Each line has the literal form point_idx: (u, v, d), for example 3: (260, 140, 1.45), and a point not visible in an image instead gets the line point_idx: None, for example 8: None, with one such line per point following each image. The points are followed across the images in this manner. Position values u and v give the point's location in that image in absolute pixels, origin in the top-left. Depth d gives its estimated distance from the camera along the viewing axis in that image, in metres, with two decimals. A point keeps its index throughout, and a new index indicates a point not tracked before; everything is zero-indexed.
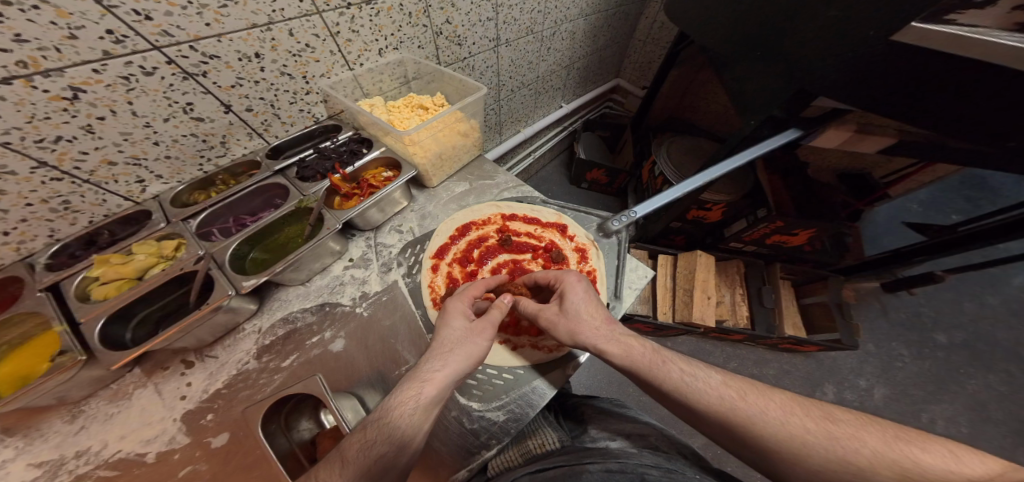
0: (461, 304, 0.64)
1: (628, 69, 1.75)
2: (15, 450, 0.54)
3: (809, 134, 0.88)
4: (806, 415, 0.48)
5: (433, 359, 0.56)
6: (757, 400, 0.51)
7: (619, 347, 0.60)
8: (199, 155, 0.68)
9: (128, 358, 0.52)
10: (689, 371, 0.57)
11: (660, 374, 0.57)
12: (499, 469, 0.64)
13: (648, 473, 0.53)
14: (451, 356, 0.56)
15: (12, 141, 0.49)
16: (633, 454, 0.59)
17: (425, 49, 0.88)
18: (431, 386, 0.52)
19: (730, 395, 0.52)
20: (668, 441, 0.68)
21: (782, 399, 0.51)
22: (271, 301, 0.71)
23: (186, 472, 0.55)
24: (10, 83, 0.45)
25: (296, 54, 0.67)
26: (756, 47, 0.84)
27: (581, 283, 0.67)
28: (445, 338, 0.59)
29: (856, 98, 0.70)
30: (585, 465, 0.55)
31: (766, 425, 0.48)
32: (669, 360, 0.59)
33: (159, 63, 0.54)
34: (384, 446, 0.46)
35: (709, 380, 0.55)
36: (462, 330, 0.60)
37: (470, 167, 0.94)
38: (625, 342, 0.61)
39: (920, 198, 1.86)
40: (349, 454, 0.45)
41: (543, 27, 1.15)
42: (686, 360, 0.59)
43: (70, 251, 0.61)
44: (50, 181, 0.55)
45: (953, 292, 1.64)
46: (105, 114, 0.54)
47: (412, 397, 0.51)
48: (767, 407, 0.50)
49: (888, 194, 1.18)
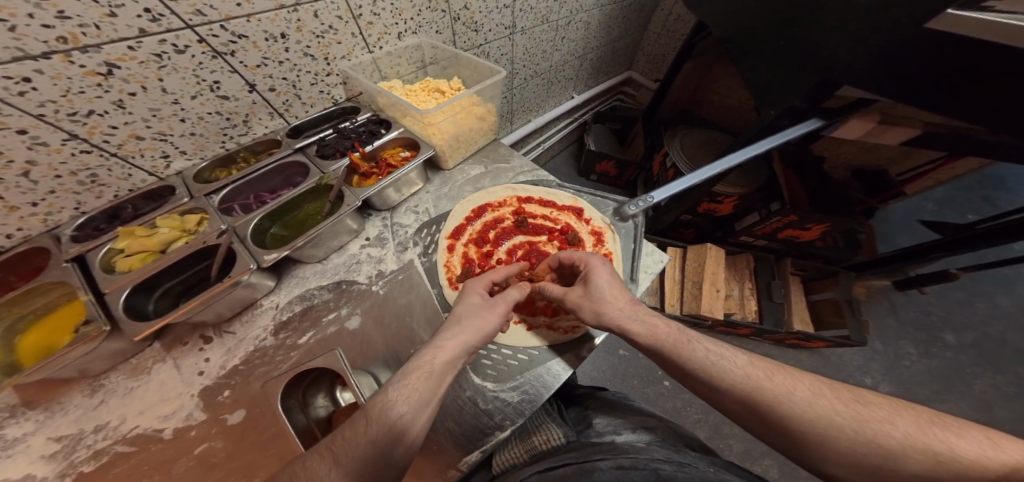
0: (479, 285, 0.64)
1: (641, 62, 1.77)
2: (36, 423, 0.55)
3: (830, 125, 0.88)
4: (835, 399, 0.47)
5: (444, 330, 0.56)
6: (785, 380, 0.50)
7: (643, 327, 0.59)
8: (222, 133, 0.70)
9: (152, 329, 0.53)
10: (716, 350, 0.56)
11: (690, 355, 0.56)
12: (504, 468, 0.63)
13: (663, 469, 0.49)
14: (460, 327, 0.56)
15: (46, 114, 0.49)
16: (644, 448, 0.55)
17: (442, 35, 0.90)
18: (443, 353, 0.52)
19: (757, 375, 0.52)
20: (678, 435, 0.66)
21: (811, 382, 0.50)
22: (289, 277, 0.71)
23: (202, 450, 0.55)
24: (50, 58, 0.46)
25: (320, 36, 0.68)
26: (778, 32, 0.84)
27: (606, 267, 0.66)
28: (458, 309, 0.59)
29: (882, 84, 0.70)
30: (594, 462, 0.51)
31: (798, 403, 0.48)
32: (694, 339, 0.58)
33: (191, 41, 0.55)
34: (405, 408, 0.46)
35: (736, 361, 0.54)
36: (475, 305, 0.60)
37: (485, 151, 0.94)
38: (652, 323, 0.60)
39: (935, 197, 1.83)
40: (371, 413, 0.45)
41: (558, 16, 1.16)
42: (710, 339, 0.58)
43: (95, 224, 0.62)
44: (80, 153, 0.56)
45: (963, 291, 1.60)
46: (136, 90, 0.55)
47: (427, 362, 0.51)
48: (797, 387, 0.49)
49: (903, 191, 1.15)
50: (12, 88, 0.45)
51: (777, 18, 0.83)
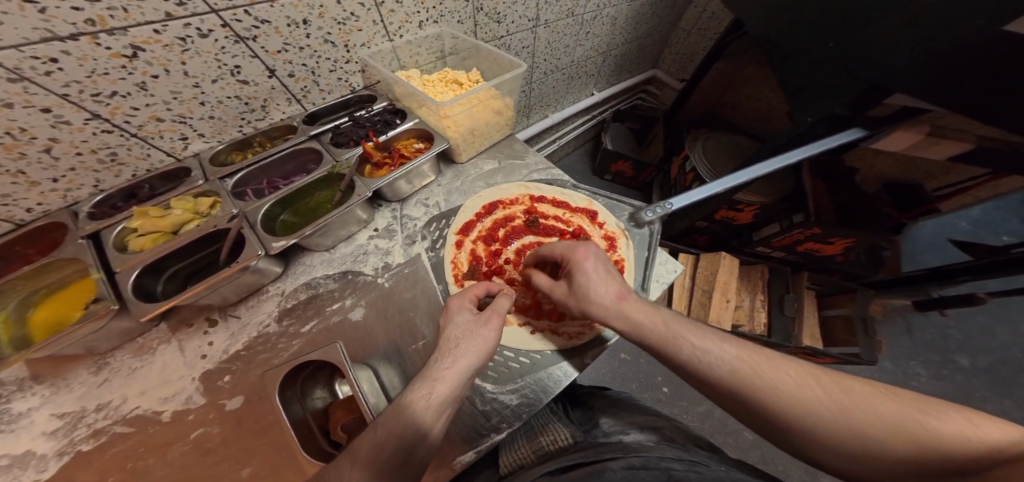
0: (463, 301, 0.59)
1: (667, 60, 1.76)
2: (42, 398, 0.55)
3: (875, 134, 0.84)
4: (821, 389, 0.44)
5: (441, 357, 0.51)
6: (772, 372, 0.47)
7: (627, 324, 0.56)
8: (240, 117, 0.71)
9: (158, 311, 0.52)
10: (704, 343, 0.52)
11: (674, 352, 0.53)
12: (511, 469, 0.59)
13: (674, 468, 0.45)
14: (458, 351, 0.52)
15: (71, 94, 0.51)
16: (653, 447, 0.52)
17: (464, 25, 0.90)
18: (443, 385, 0.48)
19: (745, 368, 0.48)
20: (686, 435, 0.62)
21: (796, 371, 0.47)
22: (295, 265, 0.71)
23: (198, 434, 0.54)
24: (78, 39, 0.47)
25: (341, 22, 0.69)
26: (823, 25, 0.80)
27: (592, 260, 0.60)
28: (450, 334, 0.54)
29: (936, 81, 0.66)
30: (605, 462, 0.48)
31: (788, 398, 0.45)
32: (679, 335, 0.54)
33: (215, 26, 0.56)
34: (396, 448, 0.42)
35: (722, 355, 0.50)
36: (468, 324, 0.55)
37: (500, 145, 0.93)
38: (636, 317, 0.56)
39: (971, 216, 1.72)
40: (359, 454, 0.41)
41: (584, 10, 1.16)
42: (696, 333, 0.53)
43: (112, 203, 0.63)
44: (101, 132, 0.57)
45: (987, 316, 1.48)
46: (159, 73, 0.56)
47: (423, 397, 0.47)
48: (784, 379, 0.46)
49: (937, 209, 1.09)
50: (39, 67, 0.47)
51: (820, 12, 0.79)
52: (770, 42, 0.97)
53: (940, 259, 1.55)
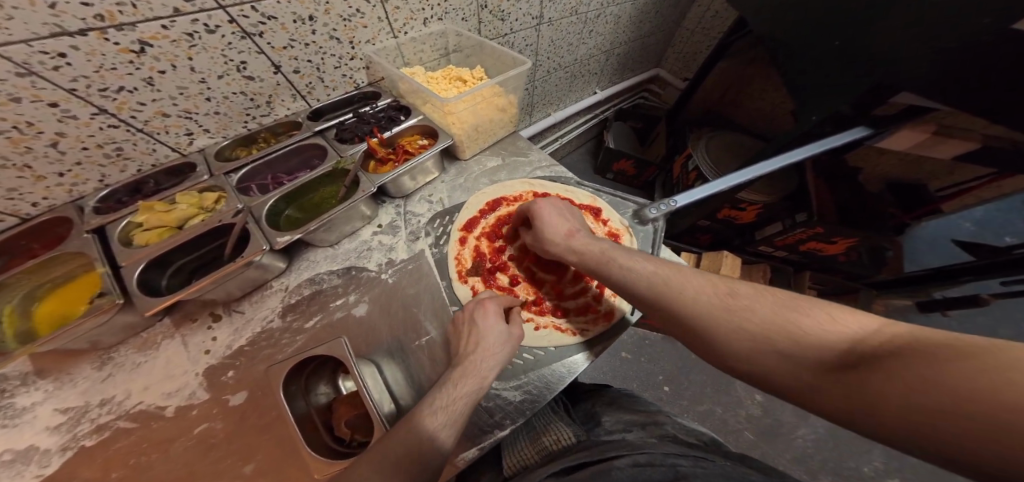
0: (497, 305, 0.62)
1: (671, 59, 1.76)
2: (46, 392, 0.55)
3: (880, 133, 0.84)
4: (722, 296, 0.50)
5: (480, 359, 0.53)
6: (678, 283, 0.54)
7: (574, 255, 0.65)
8: (245, 113, 0.71)
9: (163, 305, 0.52)
10: (629, 264, 0.60)
11: (605, 271, 0.61)
12: (515, 470, 0.59)
13: (679, 464, 0.45)
14: (495, 360, 0.54)
15: (78, 88, 0.51)
16: (658, 444, 0.52)
17: (468, 22, 0.91)
18: (480, 389, 0.51)
19: (657, 280, 0.56)
20: (688, 431, 0.62)
21: (702, 283, 0.53)
22: (299, 261, 0.71)
23: (201, 429, 0.54)
24: (86, 35, 0.47)
25: (347, 19, 0.69)
26: (828, 23, 0.80)
27: (548, 207, 0.70)
28: (491, 342, 0.56)
29: (941, 79, 0.66)
30: (611, 461, 0.47)
31: (695, 304, 0.50)
32: (611, 258, 0.62)
33: (222, 22, 0.56)
34: (431, 449, 0.44)
35: (643, 270, 0.58)
36: (504, 335, 0.58)
37: (504, 142, 0.93)
38: (580, 249, 0.65)
39: (974, 216, 1.72)
40: (394, 454, 0.43)
41: (588, 9, 1.16)
42: (625, 257, 0.61)
43: (117, 197, 0.64)
44: (108, 127, 0.57)
45: (990, 317, 1.47)
46: (166, 68, 0.56)
47: (461, 399, 0.49)
48: (693, 290, 0.52)
49: (940, 209, 1.09)
50: (47, 62, 0.47)
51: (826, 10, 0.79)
52: (774, 40, 0.97)
53: (942, 259, 1.55)
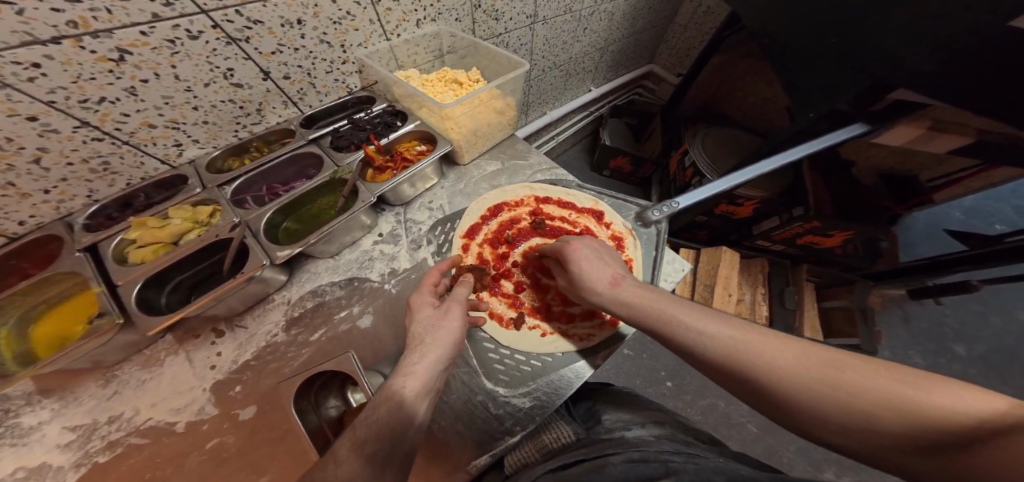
0: (425, 296, 0.56)
1: (663, 55, 1.72)
2: (52, 412, 0.54)
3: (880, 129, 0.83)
4: (814, 361, 0.42)
5: (409, 352, 0.48)
6: (763, 349, 0.45)
7: (625, 310, 0.57)
8: (235, 122, 0.68)
9: (165, 324, 0.51)
10: (696, 327, 0.51)
11: (667, 332, 0.52)
12: (516, 466, 0.59)
13: (674, 460, 0.46)
14: (426, 345, 0.49)
15: (57, 101, 0.48)
16: (652, 442, 0.53)
17: (462, 23, 0.87)
18: (414, 379, 0.46)
19: (738, 348, 0.46)
20: (686, 429, 0.63)
21: (791, 347, 0.44)
22: (300, 273, 0.70)
23: (214, 444, 0.55)
24: (59, 43, 0.44)
25: (337, 22, 0.66)
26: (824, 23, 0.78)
27: (583, 250, 0.63)
28: (417, 331, 0.50)
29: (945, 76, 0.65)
30: (606, 458, 0.48)
31: (782, 377, 0.42)
32: (673, 316, 0.53)
33: (205, 27, 0.53)
34: (376, 444, 0.40)
35: (717, 335, 0.49)
36: (430, 318, 0.52)
37: (502, 145, 0.91)
38: (631, 301, 0.57)
39: (965, 205, 1.74)
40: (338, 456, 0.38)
41: (582, 5, 1.12)
42: (691, 314, 0.52)
43: (107, 212, 0.62)
44: (91, 141, 0.55)
45: (981, 304, 1.52)
46: (149, 77, 0.53)
47: (394, 391, 0.44)
48: (781, 357, 0.43)
49: (929, 200, 1.11)
50: (20, 73, 0.44)
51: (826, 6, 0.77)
52: None
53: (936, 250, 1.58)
